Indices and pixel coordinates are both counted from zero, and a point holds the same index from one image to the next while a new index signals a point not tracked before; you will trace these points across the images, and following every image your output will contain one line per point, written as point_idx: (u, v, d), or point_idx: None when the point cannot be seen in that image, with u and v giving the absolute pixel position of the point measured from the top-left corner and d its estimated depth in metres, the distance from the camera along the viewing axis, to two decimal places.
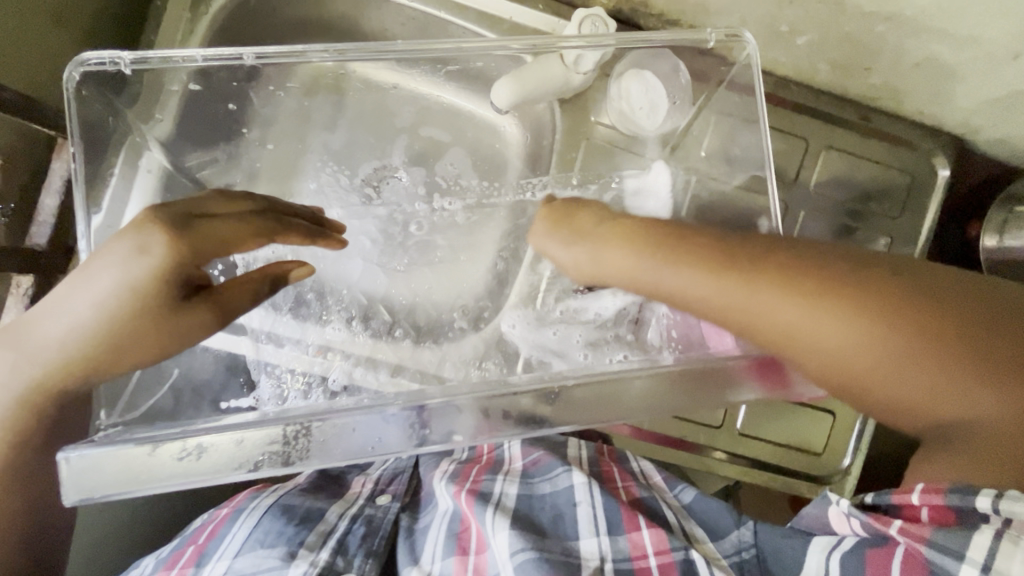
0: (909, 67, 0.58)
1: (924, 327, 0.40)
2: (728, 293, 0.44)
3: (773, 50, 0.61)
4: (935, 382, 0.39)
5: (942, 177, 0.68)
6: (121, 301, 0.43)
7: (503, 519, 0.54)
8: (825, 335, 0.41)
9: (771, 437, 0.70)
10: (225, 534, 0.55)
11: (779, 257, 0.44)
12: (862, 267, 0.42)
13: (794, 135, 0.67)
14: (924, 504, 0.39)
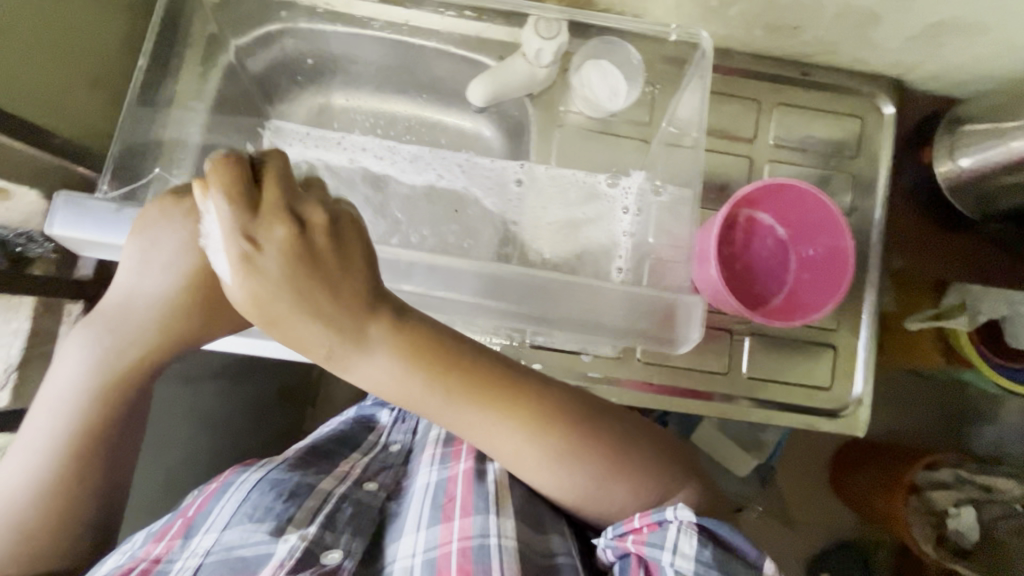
0: (833, 19, 0.65)
1: (521, 417, 0.50)
2: (418, 386, 0.50)
3: (711, 25, 0.69)
4: (553, 467, 0.51)
5: (890, 114, 0.74)
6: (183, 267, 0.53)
7: (507, 498, 0.57)
8: (456, 422, 0.51)
9: (782, 377, 0.73)
10: (212, 508, 0.60)
11: (466, 357, 0.51)
12: (455, 363, 0.50)
13: (745, 97, 0.74)
14: (642, 523, 0.47)
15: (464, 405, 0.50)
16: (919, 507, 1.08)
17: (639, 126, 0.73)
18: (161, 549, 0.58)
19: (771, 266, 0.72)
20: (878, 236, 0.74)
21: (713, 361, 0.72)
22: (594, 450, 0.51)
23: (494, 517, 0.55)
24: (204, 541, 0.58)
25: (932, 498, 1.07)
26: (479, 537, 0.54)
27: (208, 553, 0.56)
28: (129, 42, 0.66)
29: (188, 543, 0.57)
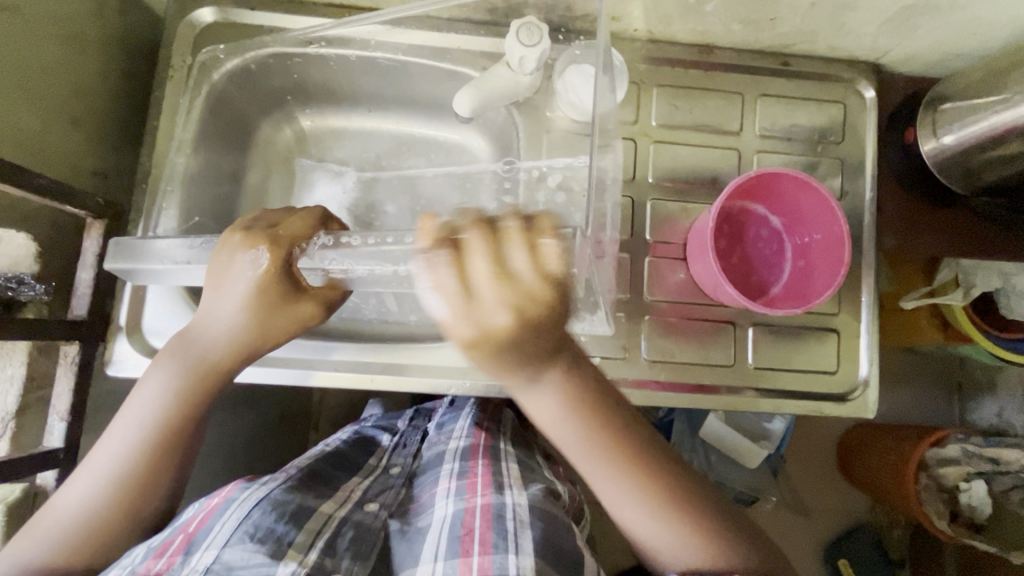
0: (808, 8, 0.66)
1: (635, 470, 0.53)
2: (557, 408, 0.52)
3: (690, 22, 0.70)
4: (652, 513, 0.53)
5: (870, 97, 0.76)
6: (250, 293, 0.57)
7: (527, 535, 0.55)
8: (571, 446, 0.53)
9: (785, 365, 0.73)
10: (214, 523, 0.56)
11: (602, 400, 0.53)
12: (596, 400, 0.53)
13: (728, 91, 0.75)
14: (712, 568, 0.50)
15: (583, 436, 0.53)
16: (931, 485, 1.09)
17: (626, 126, 0.73)
18: (161, 566, 0.52)
19: (767, 256, 0.72)
20: (870, 219, 0.75)
21: (720, 354, 0.72)
22: (690, 504, 0.53)
23: (515, 555, 0.53)
24: (205, 557, 0.53)
25: (940, 475, 1.07)
26: None
27: (208, 569, 0.52)
28: (109, 78, 0.66)
29: (189, 558, 0.53)
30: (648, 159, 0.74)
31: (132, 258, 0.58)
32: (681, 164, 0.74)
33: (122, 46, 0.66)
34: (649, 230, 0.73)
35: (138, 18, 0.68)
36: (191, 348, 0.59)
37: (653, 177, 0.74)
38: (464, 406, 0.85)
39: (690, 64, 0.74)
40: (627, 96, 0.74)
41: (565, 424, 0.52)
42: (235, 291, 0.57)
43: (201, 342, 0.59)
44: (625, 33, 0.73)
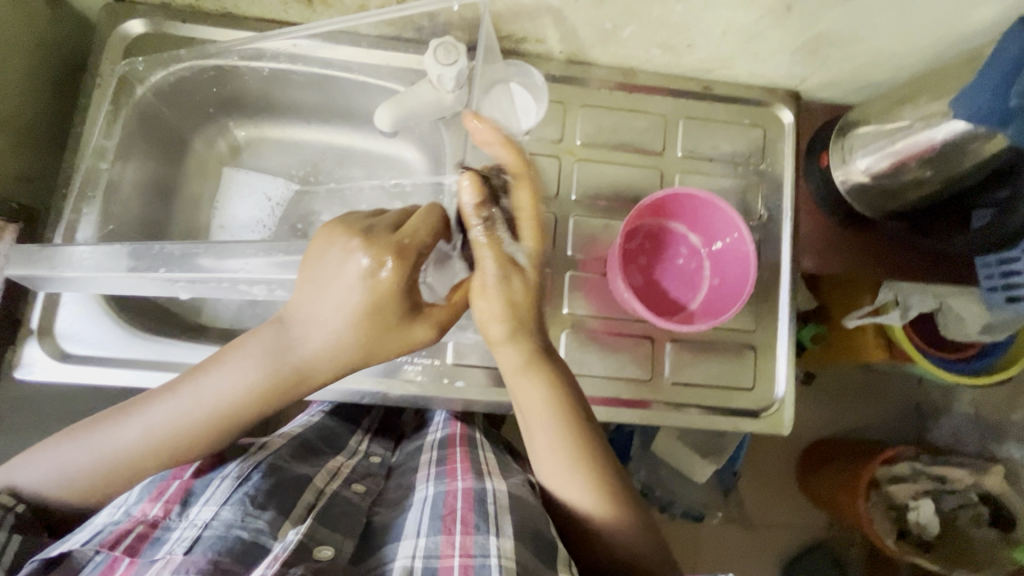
0: (720, 36, 0.69)
1: (574, 441, 0.59)
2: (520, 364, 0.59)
3: (611, 46, 0.72)
4: (580, 478, 0.59)
5: (788, 122, 0.79)
6: (379, 299, 0.51)
7: (506, 515, 0.56)
8: (528, 402, 0.60)
9: (702, 381, 0.74)
10: (214, 480, 0.60)
11: (562, 374, 0.60)
12: (559, 372, 0.60)
13: (651, 112, 0.77)
14: None
15: (542, 398, 0.59)
16: (879, 501, 1.11)
17: (552, 144, 0.76)
18: (158, 512, 0.57)
19: (685, 273, 0.74)
20: (789, 241, 0.77)
21: (637, 368, 0.73)
22: (611, 478, 0.60)
23: (495, 537, 0.54)
24: (202, 513, 0.56)
25: (891, 493, 1.11)
26: (480, 556, 0.53)
27: (207, 525, 0.54)
28: (36, 86, 0.67)
29: (188, 512, 0.56)
30: (571, 176, 0.76)
31: (45, 266, 0.58)
32: (604, 182, 0.76)
33: (52, 55, 0.68)
34: (571, 245, 0.75)
35: (69, 28, 0.70)
36: (280, 350, 0.55)
37: (576, 194, 0.76)
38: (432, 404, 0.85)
39: (615, 86, 0.77)
40: (553, 115, 0.76)
41: (510, 360, 0.59)
42: (359, 299, 0.51)
43: (298, 348, 0.55)
44: (550, 55, 0.75)
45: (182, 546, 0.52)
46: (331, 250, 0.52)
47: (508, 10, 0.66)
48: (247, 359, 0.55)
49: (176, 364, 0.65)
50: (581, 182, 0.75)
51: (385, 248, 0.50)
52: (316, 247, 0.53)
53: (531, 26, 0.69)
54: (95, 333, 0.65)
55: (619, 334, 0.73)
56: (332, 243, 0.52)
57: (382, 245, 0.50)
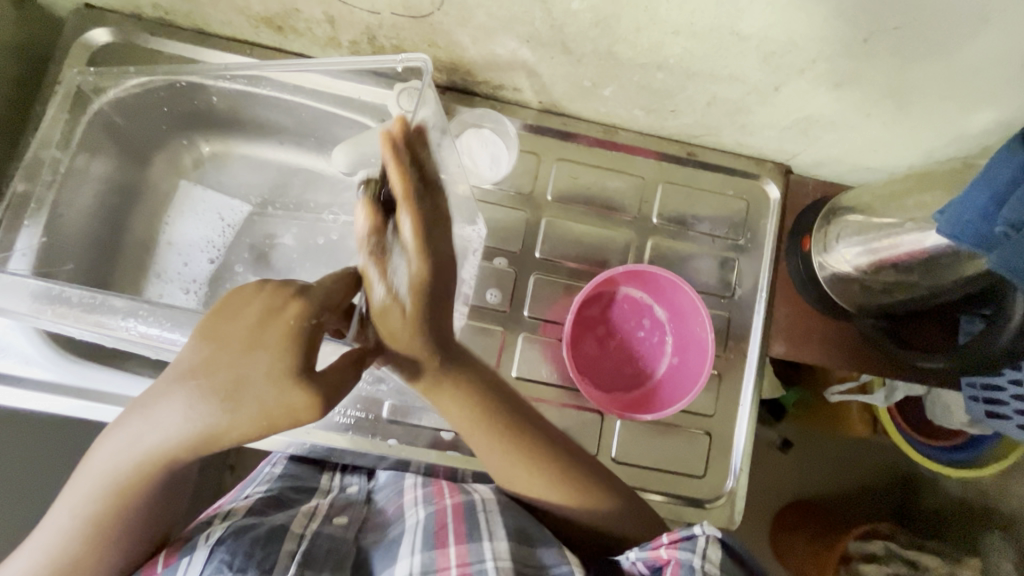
0: (706, 106, 0.64)
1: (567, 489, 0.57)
2: (496, 451, 0.56)
3: (591, 103, 0.68)
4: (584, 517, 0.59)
5: (773, 197, 0.75)
6: (249, 377, 0.41)
7: (498, 522, 0.58)
8: (514, 484, 0.58)
9: (651, 463, 0.70)
10: (182, 563, 0.54)
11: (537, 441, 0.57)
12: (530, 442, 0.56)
13: (630, 173, 0.73)
14: (668, 542, 0.52)
15: (522, 475, 0.57)
16: None
17: (521, 196, 0.72)
18: None
19: (645, 347, 0.70)
20: (760, 323, 0.73)
21: (583, 443, 0.69)
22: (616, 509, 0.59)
23: (489, 541, 0.56)
24: None
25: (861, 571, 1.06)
26: (478, 563, 0.54)
27: None
28: None
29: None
30: (539, 231, 0.72)
31: None
32: (572, 241, 0.72)
33: (10, 60, 0.66)
34: (529, 305, 0.71)
35: (34, 30, 0.68)
36: (138, 437, 0.47)
37: (541, 251, 0.72)
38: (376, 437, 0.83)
39: (594, 142, 0.73)
40: (526, 166, 0.72)
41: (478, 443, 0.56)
42: (250, 363, 0.41)
43: (154, 432, 0.46)
44: (529, 103, 0.71)
45: None
46: (221, 307, 0.45)
47: (481, 58, 0.63)
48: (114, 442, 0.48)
49: (98, 393, 0.64)
50: (548, 239, 0.71)
51: (266, 302, 0.43)
52: (221, 307, 0.45)
53: (507, 75, 0.66)
54: (23, 351, 0.63)
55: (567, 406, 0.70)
56: (210, 312, 0.45)
57: (262, 298, 0.44)
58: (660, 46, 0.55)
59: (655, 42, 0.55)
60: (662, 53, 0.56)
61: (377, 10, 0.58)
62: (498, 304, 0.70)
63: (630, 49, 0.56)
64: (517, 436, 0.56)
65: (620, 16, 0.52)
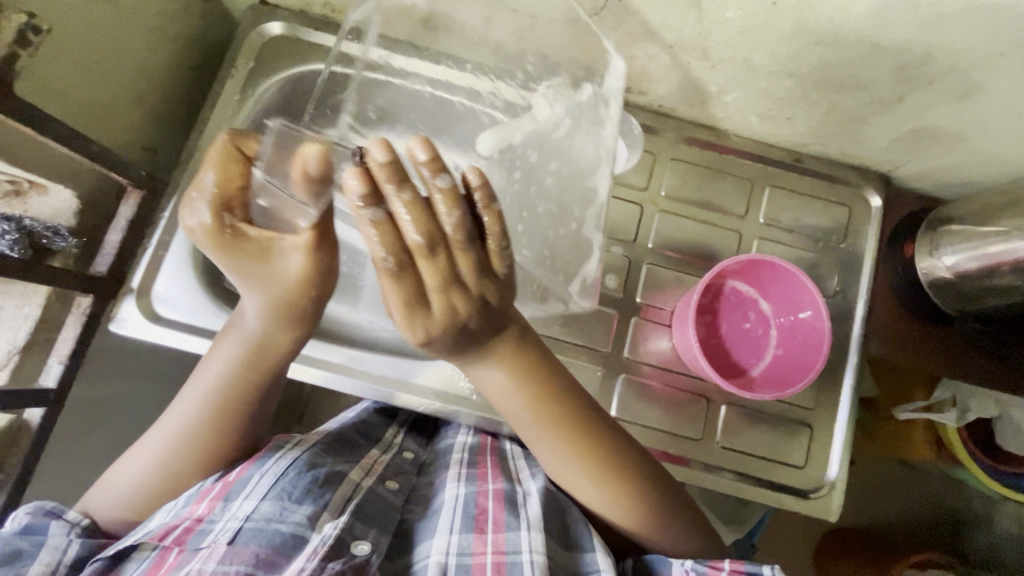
0: (823, 115, 0.70)
1: (571, 441, 0.59)
2: (512, 394, 0.58)
3: (712, 107, 0.74)
4: (590, 483, 0.60)
5: (876, 206, 0.78)
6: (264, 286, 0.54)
7: (538, 514, 0.60)
8: (523, 431, 0.60)
9: (755, 451, 0.73)
10: (252, 476, 0.59)
11: (547, 384, 0.58)
12: (536, 378, 0.58)
13: (739, 176, 0.78)
14: (732, 568, 0.55)
15: (527, 417, 0.59)
16: None
17: (637, 191, 0.78)
18: (203, 510, 0.57)
19: (750, 338, 0.74)
20: (858, 328, 0.77)
21: (688, 427, 0.73)
22: (629, 469, 0.60)
23: (526, 532, 0.58)
24: (242, 507, 0.57)
25: None
26: (512, 553, 0.56)
27: (246, 518, 0.56)
28: (178, 69, 0.73)
29: (230, 505, 0.57)
30: (652, 223, 0.77)
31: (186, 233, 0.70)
32: (682, 235, 0.77)
33: (195, 44, 0.74)
34: (641, 292, 0.76)
35: (216, 19, 0.76)
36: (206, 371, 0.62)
37: (653, 243, 0.77)
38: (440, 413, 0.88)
39: (706, 145, 0.79)
40: (642, 164, 0.78)
41: (500, 376, 0.57)
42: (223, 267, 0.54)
43: (227, 344, 0.61)
44: (649, 106, 0.78)
45: (225, 537, 0.54)
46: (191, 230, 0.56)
47: (618, 61, 0.69)
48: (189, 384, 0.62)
49: None
50: (661, 232, 0.76)
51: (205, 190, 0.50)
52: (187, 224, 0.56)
53: (638, 78, 0.72)
54: (185, 303, 0.68)
55: (675, 393, 0.74)
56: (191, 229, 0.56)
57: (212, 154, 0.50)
58: (797, 55, 0.61)
59: (794, 51, 0.60)
60: (797, 62, 0.62)
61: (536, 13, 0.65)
62: (613, 287, 0.75)
63: (767, 57, 0.62)
64: (532, 375, 0.57)
65: (768, 26, 0.58)
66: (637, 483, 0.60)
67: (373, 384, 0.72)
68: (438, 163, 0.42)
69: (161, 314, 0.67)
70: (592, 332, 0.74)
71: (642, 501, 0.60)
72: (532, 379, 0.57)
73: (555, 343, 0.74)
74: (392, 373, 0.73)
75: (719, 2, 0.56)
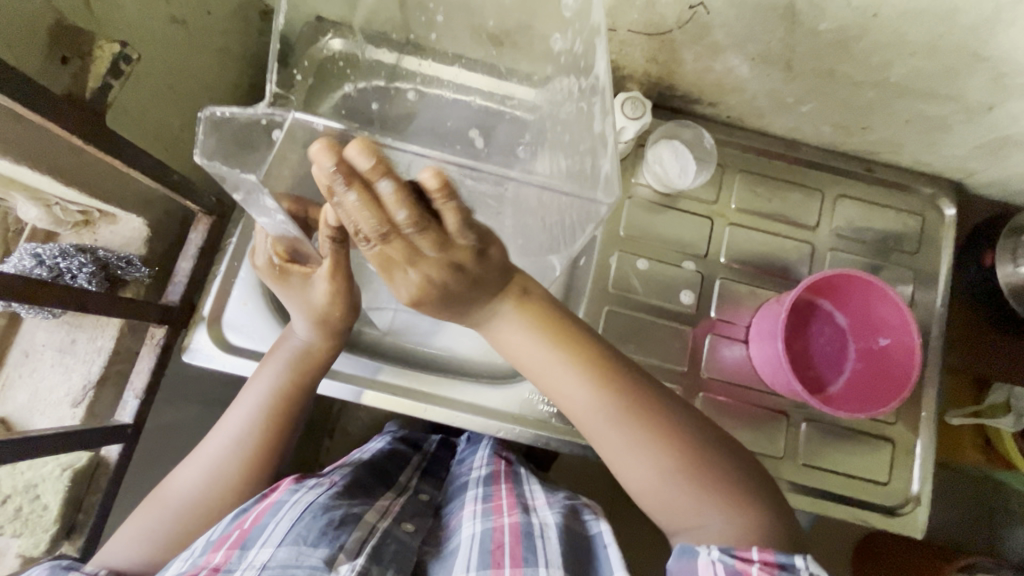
0: (902, 123, 0.68)
1: (613, 395, 0.52)
2: (535, 340, 0.54)
3: (783, 118, 0.72)
4: (645, 447, 0.51)
5: (949, 215, 0.77)
6: (316, 309, 0.59)
7: (555, 548, 0.55)
8: (557, 385, 0.55)
9: (838, 467, 0.71)
10: (269, 522, 0.55)
11: (577, 335, 0.54)
12: (562, 325, 0.54)
13: (808, 186, 0.77)
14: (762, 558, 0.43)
15: (557, 369, 0.53)
16: None
17: (706, 204, 0.76)
18: (220, 558, 0.52)
19: (829, 354, 0.72)
20: (935, 338, 0.75)
21: (769, 444, 0.71)
22: (689, 437, 0.52)
23: (544, 568, 0.53)
24: (260, 554, 0.52)
25: None
26: None
27: (263, 567, 0.50)
28: (238, 91, 0.71)
29: (247, 553, 0.51)
30: (722, 236, 0.76)
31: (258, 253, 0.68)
32: (754, 249, 0.76)
33: (254, 65, 0.73)
34: (714, 307, 0.74)
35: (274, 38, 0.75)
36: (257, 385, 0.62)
37: (725, 257, 0.75)
38: (479, 440, 0.86)
39: (774, 156, 0.77)
40: (711, 177, 0.76)
41: (517, 320, 0.54)
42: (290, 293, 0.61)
43: (279, 352, 0.63)
44: (716, 116, 0.76)
45: None
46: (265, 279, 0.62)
47: (693, 73, 0.68)
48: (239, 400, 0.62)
49: None
50: (732, 245, 0.75)
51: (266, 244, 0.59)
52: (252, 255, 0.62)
53: (710, 90, 0.70)
54: (257, 330, 0.66)
55: (755, 410, 0.72)
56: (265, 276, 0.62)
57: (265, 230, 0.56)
58: (886, 65, 0.59)
59: (885, 61, 0.59)
60: (885, 72, 0.60)
61: (614, 27, 0.63)
62: (687, 302, 0.74)
63: (854, 67, 0.61)
64: (556, 326, 0.54)
65: (863, 36, 0.56)
66: (704, 450, 0.52)
67: (442, 409, 0.70)
68: (383, 167, 0.38)
69: (229, 343, 0.65)
70: (667, 350, 0.73)
71: (721, 477, 0.50)
72: (553, 325, 0.54)
73: (630, 361, 0.72)
74: (466, 398, 0.70)
75: (815, 13, 0.55)
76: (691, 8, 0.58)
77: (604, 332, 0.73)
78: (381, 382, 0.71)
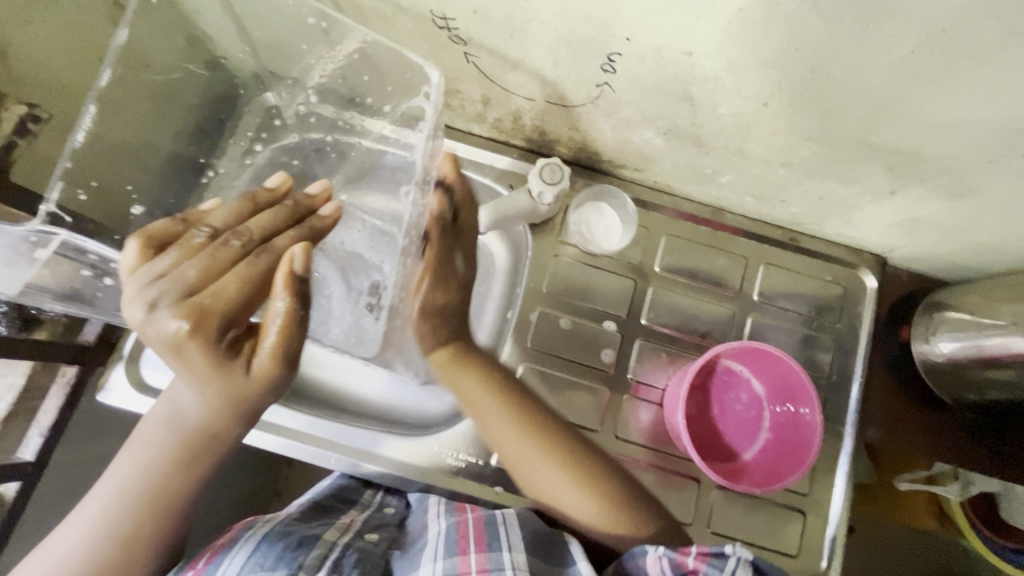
0: (817, 199, 0.70)
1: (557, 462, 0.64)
2: (537, 460, 0.64)
3: (706, 187, 0.74)
4: (577, 489, 0.63)
5: (871, 286, 0.78)
6: (235, 386, 0.52)
7: (517, 534, 0.59)
8: (536, 479, 0.65)
9: (746, 537, 0.71)
10: (224, 559, 0.58)
11: (538, 437, 0.65)
12: (529, 427, 0.65)
13: (732, 252, 0.78)
14: (694, 553, 0.50)
15: (535, 458, 0.64)
16: None
17: (630, 265, 0.77)
18: None
19: (744, 421, 0.72)
20: (853, 409, 0.75)
21: (678, 510, 0.71)
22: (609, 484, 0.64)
23: (509, 552, 0.57)
24: None
25: None
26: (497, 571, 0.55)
27: None
28: None
29: None
30: (645, 297, 0.77)
31: None
32: (675, 312, 0.77)
33: None
34: (632, 368, 0.75)
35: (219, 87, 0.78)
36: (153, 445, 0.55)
37: (646, 318, 0.76)
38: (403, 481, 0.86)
39: (700, 221, 0.79)
40: (637, 239, 0.78)
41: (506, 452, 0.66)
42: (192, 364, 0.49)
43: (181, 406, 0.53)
44: (644, 181, 0.78)
45: None
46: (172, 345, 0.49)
47: (612, 141, 0.70)
48: (134, 456, 0.55)
49: None
50: (653, 307, 0.76)
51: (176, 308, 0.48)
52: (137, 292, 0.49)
53: (632, 157, 0.73)
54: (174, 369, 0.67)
55: (666, 474, 0.72)
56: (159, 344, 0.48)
57: (128, 249, 0.52)
58: (788, 148, 0.61)
59: (787, 144, 0.60)
60: (788, 153, 0.62)
61: (532, 98, 0.66)
62: (605, 361, 0.75)
63: (759, 147, 0.62)
64: (502, 403, 0.67)
65: (760, 122, 0.58)
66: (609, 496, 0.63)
67: (359, 461, 0.70)
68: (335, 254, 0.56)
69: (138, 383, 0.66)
70: (584, 407, 0.73)
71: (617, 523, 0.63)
72: (528, 436, 0.65)
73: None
74: (379, 451, 0.71)
75: (710, 99, 0.57)
76: (597, 87, 0.60)
77: (520, 387, 0.73)
78: (290, 430, 0.71)
